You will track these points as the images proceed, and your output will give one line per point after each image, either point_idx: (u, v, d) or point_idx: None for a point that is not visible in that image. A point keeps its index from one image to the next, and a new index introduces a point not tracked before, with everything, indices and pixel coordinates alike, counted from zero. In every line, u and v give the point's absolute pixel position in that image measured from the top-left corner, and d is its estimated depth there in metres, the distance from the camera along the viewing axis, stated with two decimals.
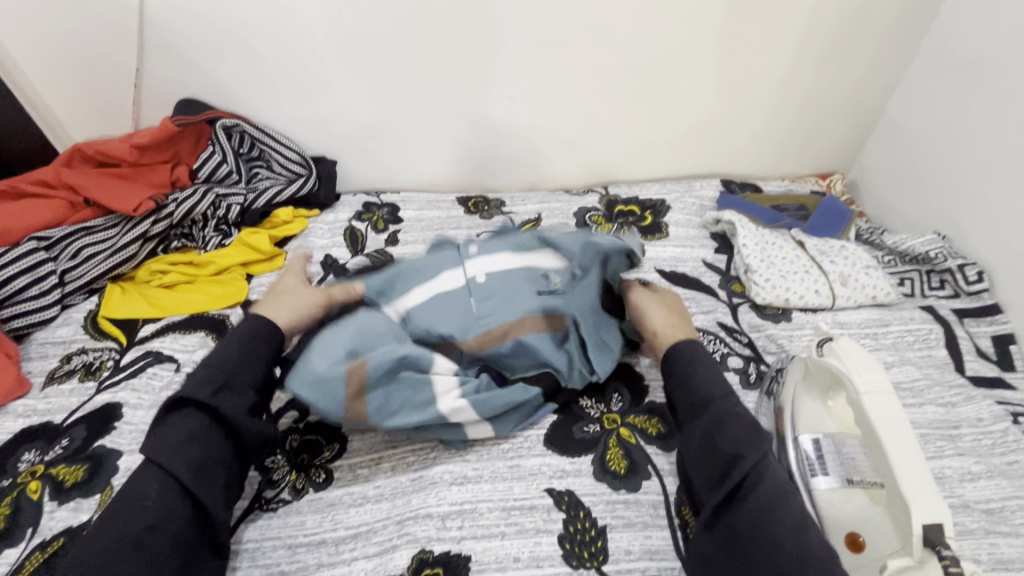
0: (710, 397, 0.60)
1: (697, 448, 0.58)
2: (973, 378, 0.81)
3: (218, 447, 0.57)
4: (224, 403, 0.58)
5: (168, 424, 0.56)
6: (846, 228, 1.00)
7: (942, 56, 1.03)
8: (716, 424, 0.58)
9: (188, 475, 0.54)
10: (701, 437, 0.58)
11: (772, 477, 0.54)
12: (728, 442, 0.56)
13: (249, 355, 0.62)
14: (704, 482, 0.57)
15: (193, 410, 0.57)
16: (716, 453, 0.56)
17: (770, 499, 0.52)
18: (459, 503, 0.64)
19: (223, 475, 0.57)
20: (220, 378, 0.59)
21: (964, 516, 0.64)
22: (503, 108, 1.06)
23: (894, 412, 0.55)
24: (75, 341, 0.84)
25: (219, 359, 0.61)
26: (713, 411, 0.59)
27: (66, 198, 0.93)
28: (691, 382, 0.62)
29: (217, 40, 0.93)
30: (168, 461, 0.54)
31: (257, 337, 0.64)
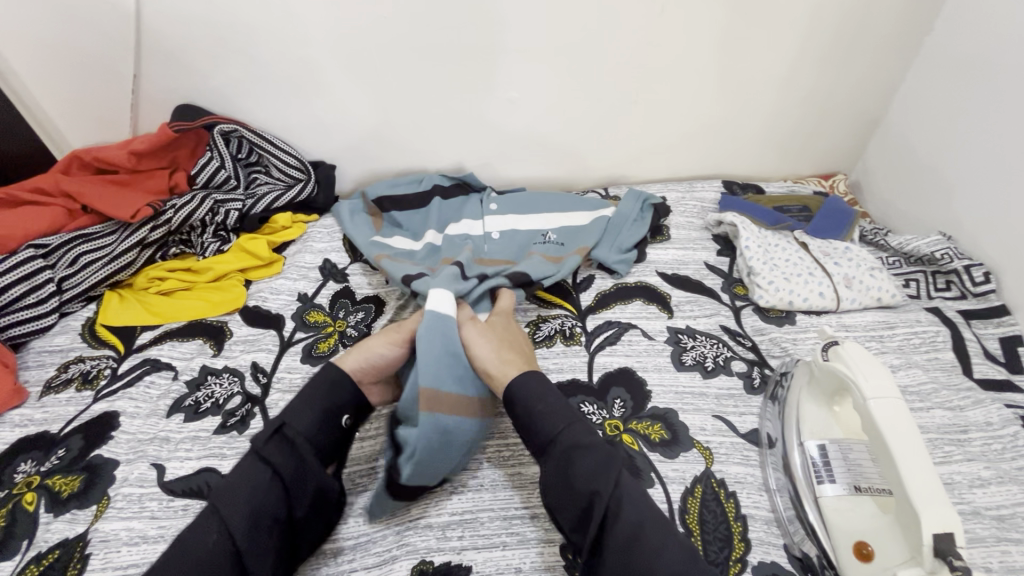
0: (552, 433, 0.58)
1: (557, 488, 0.56)
2: (982, 381, 0.80)
3: (273, 498, 0.54)
4: (275, 454, 0.56)
5: (237, 475, 0.55)
6: (849, 229, 0.98)
7: (945, 55, 1.02)
8: (567, 459, 0.56)
9: (239, 532, 0.52)
10: (558, 476, 0.56)
11: (632, 505, 0.53)
12: (582, 480, 0.55)
13: (310, 398, 0.60)
14: (574, 522, 0.55)
15: (253, 460, 0.56)
16: (574, 491, 0.55)
17: (632, 526, 0.52)
18: (460, 513, 0.63)
19: (271, 536, 0.53)
20: (281, 429, 0.57)
21: (974, 523, 0.62)
22: (502, 111, 1.05)
23: (901, 417, 0.54)
24: (73, 349, 0.83)
25: (285, 406, 0.59)
26: (560, 448, 0.57)
27: (64, 205, 0.93)
28: (534, 417, 0.59)
29: (214, 46, 0.93)
30: (224, 514, 0.52)
31: (329, 383, 0.62)
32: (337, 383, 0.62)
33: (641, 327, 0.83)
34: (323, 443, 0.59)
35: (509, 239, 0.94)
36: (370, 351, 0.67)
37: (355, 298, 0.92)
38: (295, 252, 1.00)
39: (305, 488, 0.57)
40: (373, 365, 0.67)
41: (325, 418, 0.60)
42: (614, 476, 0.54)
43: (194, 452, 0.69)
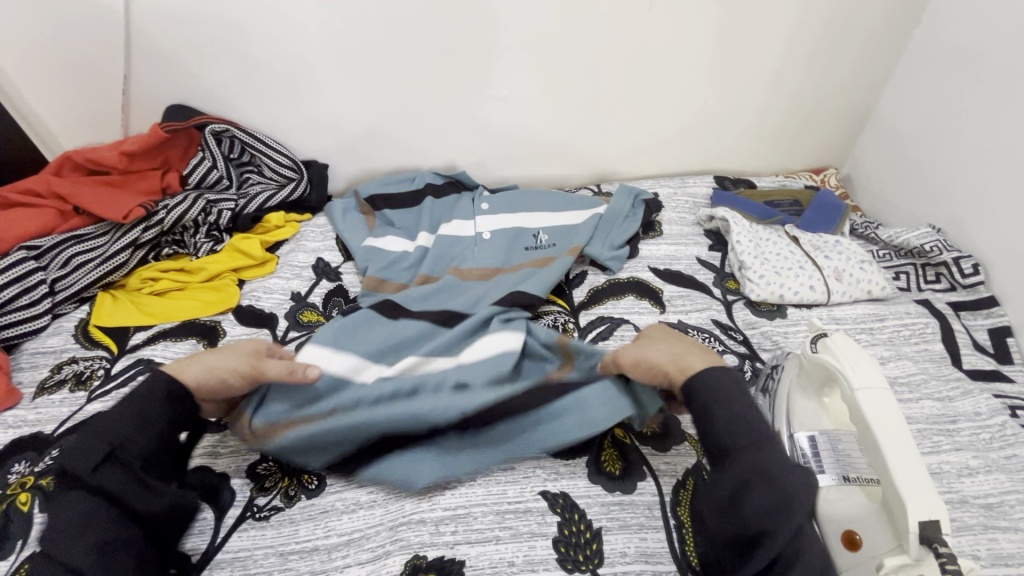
0: (732, 448, 0.55)
1: (725, 504, 0.55)
2: (971, 372, 0.80)
3: (115, 517, 0.53)
4: (109, 477, 0.54)
5: (64, 507, 0.52)
6: (840, 223, 0.99)
7: (932, 48, 1.03)
8: (743, 486, 0.53)
9: (86, 561, 0.49)
10: (729, 498, 0.54)
11: (807, 544, 0.51)
12: (752, 511, 0.52)
13: (137, 420, 0.58)
14: (733, 539, 0.54)
15: (77, 491, 0.53)
16: (747, 517, 0.52)
17: (785, 563, 0.50)
18: (453, 508, 0.63)
19: (130, 552, 0.52)
20: (106, 451, 0.55)
21: (962, 512, 0.63)
22: (493, 109, 1.06)
23: (889, 408, 0.54)
24: (66, 350, 0.83)
25: (102, 429, 0.56)
26: (741, 469, 0.54)
27: (55, 206, 0.93)
28: (715, 429, 0.56)
29: (205, 46, 0.93)
30: (52, 545, 0.50)
31: (151, 402, 0.59)
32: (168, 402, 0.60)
33: (634, 322, 0.83)
34: (161, 461, 0.59)
35: (500, 239, 0.94)
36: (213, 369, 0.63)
37: (349, 296, 0.93)
38: (288, 252, 1.00)
39: (152, 502, 0.56)
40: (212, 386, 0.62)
41: (158, 436, 0.58)
42: (790, 518, 0.51)
43: None
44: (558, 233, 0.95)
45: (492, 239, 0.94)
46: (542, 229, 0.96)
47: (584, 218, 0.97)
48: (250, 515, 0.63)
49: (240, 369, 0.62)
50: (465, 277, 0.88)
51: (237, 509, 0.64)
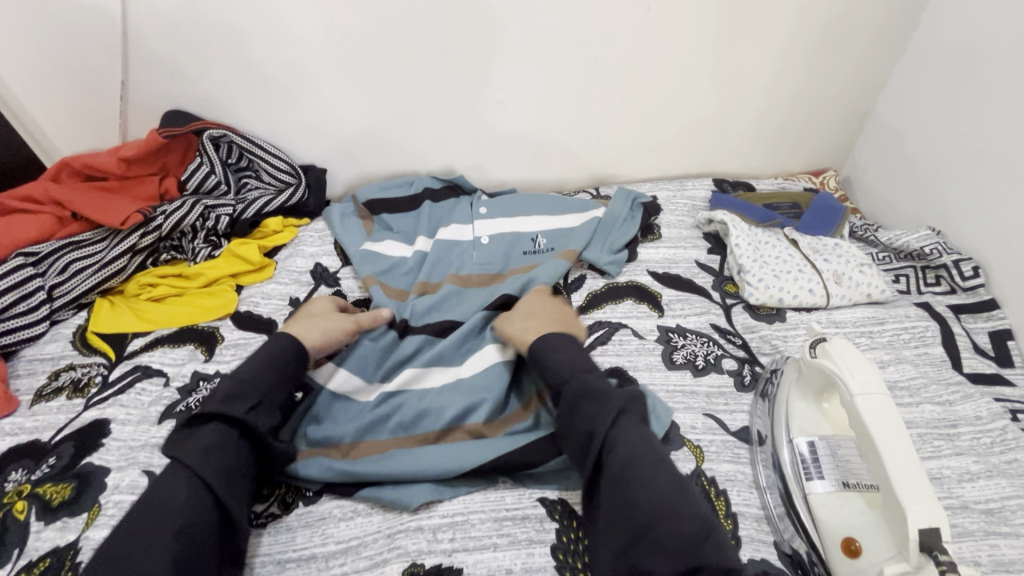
0: (560, 378, 0.61)
1: (565, 423, 0.60)
2: (971, 375, 0.80)
3: (243, 457, 0.58)
4: (258, 420, 0.59)
5: (200, 433, 0.57)
6: (839, 225, 0.99)
7: (931, 50, 1.03)
8: (573, 405, 0.59)
9: (219, 483, 0.54)
10: (565, 420, 0.59)
11: (624, 443, 0.55)
12: (582, 422, 0.57)
13: (278, 369, 0.63)
14: (579, 455, 0.58)
15: (220, 423, 0.58)
16: (577, 428, 0.58)
17: (622, 463, 0.53)
18: (451, 515, 0.63)
19: (241, 488, 0.57)
20: (253, 395, 0.60)
21: (963, 518, 0.62)
22: (492, 113, 1.06)
23: (888, 413, 0.54)
24: (64, 357, 0.83)
25: (249, 374, 0.61)
26: (568, 391, 0.60)
27: (54, 213, 0.93)
28: (546, 365, 0.64)
29: (203, 51, 0.93)
30: (197, 467, 0.54)
31: (285, 355, 0.65)
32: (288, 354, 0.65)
33: (632, 326, 0.83)
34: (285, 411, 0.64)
35: (498, 243, 0.93)
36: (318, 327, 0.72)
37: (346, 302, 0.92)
38: (286, 257, 1.00)
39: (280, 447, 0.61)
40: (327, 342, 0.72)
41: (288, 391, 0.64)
42: (610, 419, 0.56)
43: None
44: (556, 237, 0.95)
45: (490, 244, 0.93)
46: (541, 234, 0.95)
47: (582, 223, 0.97)
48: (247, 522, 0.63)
49: (346, 327, 0.74)
50: (465, 284, 0.89)
51: None
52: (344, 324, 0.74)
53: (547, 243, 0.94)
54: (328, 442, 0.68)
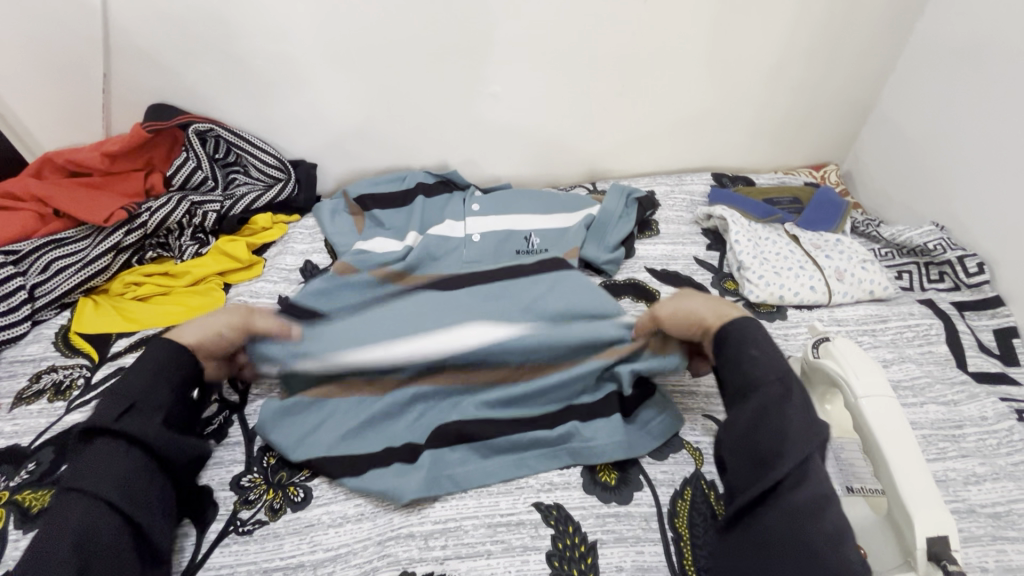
0: (761, 382, 0.57)
1: (742, 432, 0.56)
2: (975, 375, 0.78)
3: (139, 463, 0.55)
4: (133, 424, 0.56)
5: (88, 450, 0.54)
6: (841, 221, 0.97)
7: (934, 42, 1.01)
8: (762, 415, 0.55)
9: (110, 492, 0.52)
10: (748, 426, 0.55)
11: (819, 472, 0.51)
12: (772, 436, 0.53)
13: (150, 374, 0.60)
14: (747, 474, 0.54)
15: (100, 440, 0.55)
16: (761, 443, 0.54)
17: (817, 496, 0.50)
18: (443, 521, 0.61)
19: (147, 493, 0.55)
20: (124, 401, 0.57)
21: (969, 522, 0.60)
22: (486, 106, 1.03)
23: (894, 416, 0.52)
24: (46, 358, 0.81)
25: (122, 385, 0.59)
26: (759, 401, 0.56)
27: (35, 210, 0.90)
28: (739, 364, 0.59)
29: (187, 44, 0.90)
30: (83, 485, 0.52)
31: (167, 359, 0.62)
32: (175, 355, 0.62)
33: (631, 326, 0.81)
34: (178, 412, 0.61)
35: (489, 241, 0.91)
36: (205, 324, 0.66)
37: None
38: (276, 254, 0.98)
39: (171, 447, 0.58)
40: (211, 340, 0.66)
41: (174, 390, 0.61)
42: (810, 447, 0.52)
43: None
44: (551, 237, 0.92)
45: (482, 242, 0.91)
46: (534, 233, 0.93)
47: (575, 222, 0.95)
48: (232, 530, 0.61)
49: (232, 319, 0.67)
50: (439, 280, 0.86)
51: (219, 524, 0.61)
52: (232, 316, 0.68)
53: (540, 242, 0.92)
54: (324, 426, 0.67)
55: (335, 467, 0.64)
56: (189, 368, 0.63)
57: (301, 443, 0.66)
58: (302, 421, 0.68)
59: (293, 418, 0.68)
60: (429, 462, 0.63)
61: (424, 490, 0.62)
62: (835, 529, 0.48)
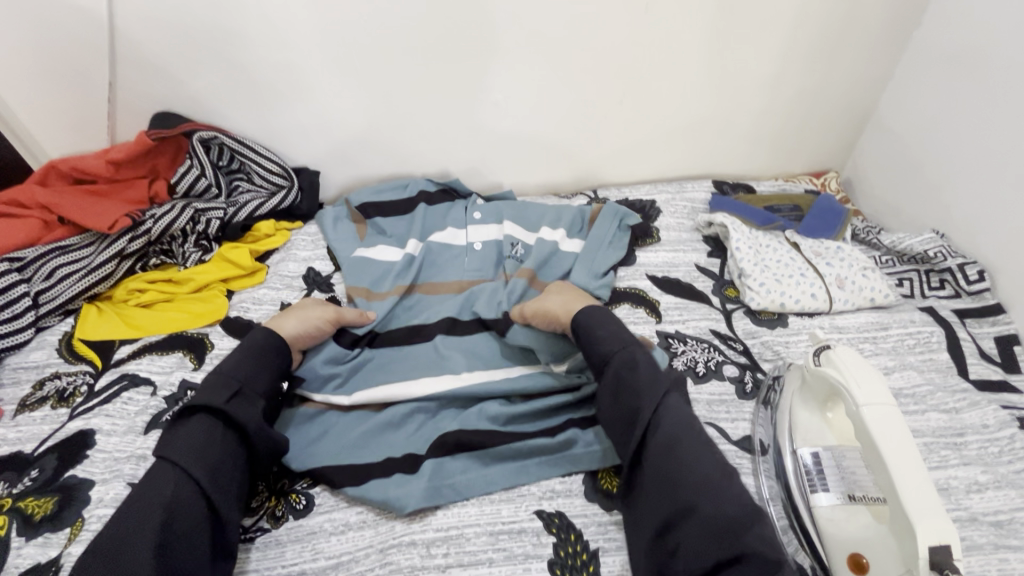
0: (607, 353, 0.65)
1: (610, 398, 0.63)
2: (977, 382, 0.78)
3: (230, 449, 0.58)
4: (241, 408, 0.60)
5: (189, 426, 0.58)
6: (841, 227, 0.97)
7: (933, 50, 1.01)
8: (619, 377, 0.63)
9: (203, 474, 0.55)
10: (610, 392, 0.63)
11: (669, 418, 0.59)
12: (629, 394, 0.61)
13: (255, 362, 0.65)
14: (622, 430, 0.61)
15: (204, 416, 0.59)
16: (623, 402, 0.61)
17: (669, 437, 0.57)
18: (445, 529, 0.61)
19: (234, 480, 0.58)
20: (234, 386, 0.61)
21: (971, 531, 0.60)
22: (488, 113, 1.04)
23: (895, 425, 0.52)
24: (49, 365, 0.81)
25: (231, 368, 0.63)
26: (615, 367, 0.64)
27: (40, 217, 0.91)
28: (590, 341, 0.67)
29: (192, 52, 0.91)
30: (184, 460, 0.55)
31: (266, 351, 0.67)
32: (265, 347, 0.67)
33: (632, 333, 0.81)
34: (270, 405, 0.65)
35: (490, 250, 0.92)
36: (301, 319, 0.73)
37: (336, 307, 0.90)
38: (278, 261, 0.99)
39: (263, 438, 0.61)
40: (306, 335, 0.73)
41: (272, 379, 0.66)
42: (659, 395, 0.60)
43: None
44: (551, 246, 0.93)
45: (483, 251, 0.92)
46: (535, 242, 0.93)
47: (572, 237, 0.95)
48: None
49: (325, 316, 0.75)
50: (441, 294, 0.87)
51: None
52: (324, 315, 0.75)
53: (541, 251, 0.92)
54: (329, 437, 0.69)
55: (336, 475, 0.64)
56: (284, 359, 0.69)
57: (303, 451, 0.67)
58: (308, 430, 0.69)
59: (298, 428, 0.70)
60: (429, 471, 0.64)
61: (426, 500, 0.62)
62: (689, 463, 0.55)
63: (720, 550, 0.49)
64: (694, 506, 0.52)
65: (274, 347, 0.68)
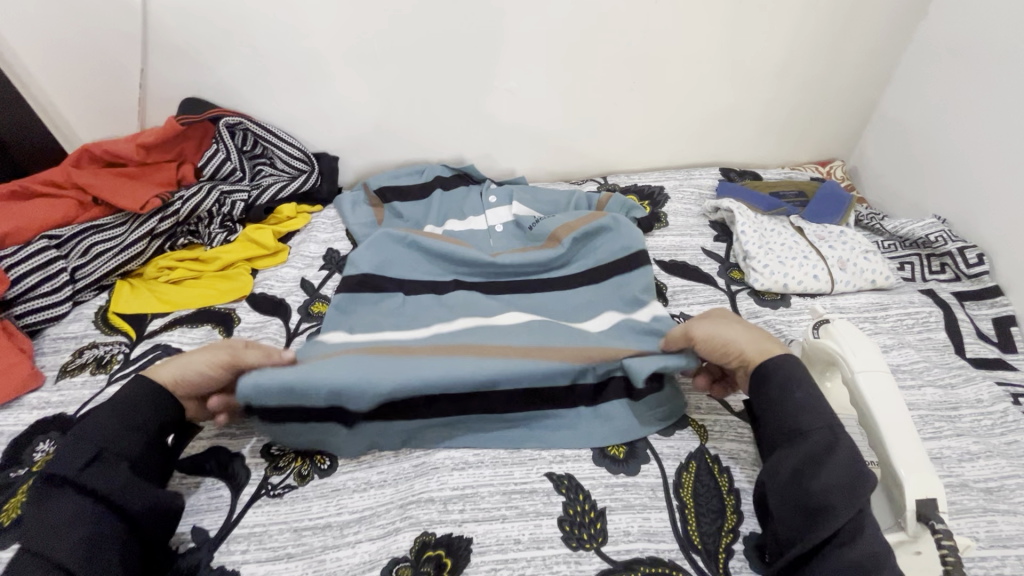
0: (808, 429, 0.55)
1: (788, 485, 0.54)
2: (973, 360, 0.80)
3: (103, 522, 0.53)
4: (94, 479, 0.54)
5: (63, 501, 0.52)
6: (846, 214, 0.99)
7: (938, 42, 1.03)
8: (812, 465, 0.53)
9: (70, 556, 0.49)
10: (797, 474, 0.54)
11: (869, 535, 0.49)
12: (821, 488, 0.52)
13: (125, 420, 0.59)
14: (789, 524, 0.53)
15: (68, 491, 0.53)
16: (807, 496, 0.52)
17: (867, 556, 0.48)
18: (461, 487, 0.65)
19: (116, 553, 0.52)
20: (89, 453, 0.55)
21: (961, 495, 0.63)
22: (502, 101, 1.07)
23: (888, 392, 0.55)
24: (87, 336, 0.86)
25: (90, 431, 0.57)
26: (807, 448, 0.54)
27: (76, 197, 0.96)
28: (782, 409, 0.57)
29: (219, 41, 0.95)
30: (50, 550, 0.49)
31: (136, 405, 0.60)
32: (140, 402, 0.61)
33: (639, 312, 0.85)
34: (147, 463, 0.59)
35: (511, 231, 0.98)
36: (183, 365, 0.64)
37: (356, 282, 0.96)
38: (300, 242, 1.03)
39: (137, 497, 0.55)
40: (186, 381, 0.64)
41: (139, 439, 0.59)
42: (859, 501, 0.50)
43: (204, 430, 0.72)
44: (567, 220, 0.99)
45: (505, 232, 0.98)
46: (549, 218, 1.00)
47: None
48: (264, 492, 0.65)
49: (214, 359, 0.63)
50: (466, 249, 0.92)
51: (251, 487, 0.66)
52: (214, 357, 0.64)
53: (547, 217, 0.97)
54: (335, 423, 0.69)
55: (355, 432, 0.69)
56: (160, 408, 0.61)
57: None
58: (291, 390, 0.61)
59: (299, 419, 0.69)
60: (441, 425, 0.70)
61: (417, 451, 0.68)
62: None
63: None
64: None
65: (155, 394, 0.62)
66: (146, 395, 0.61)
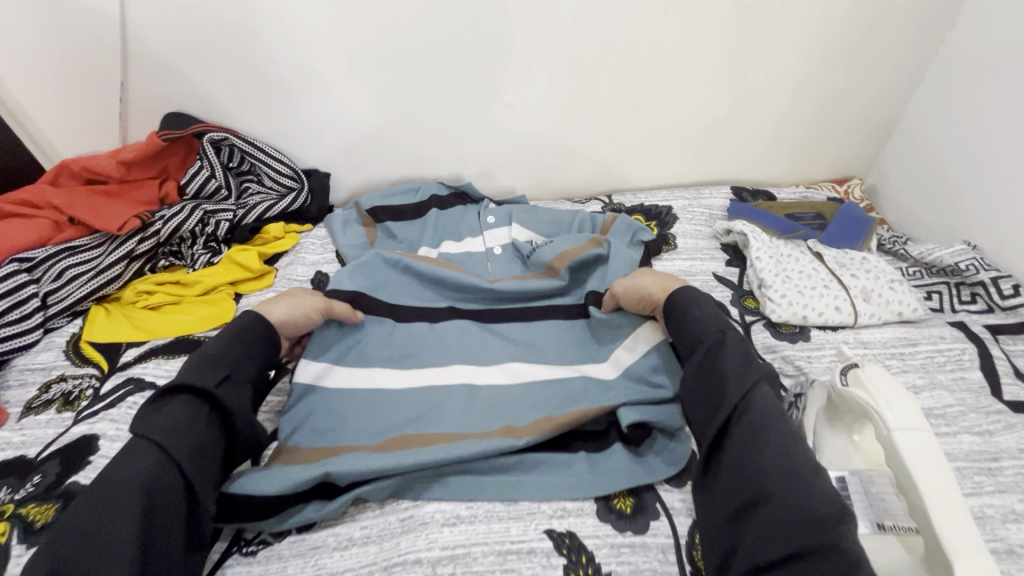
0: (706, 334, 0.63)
1: (697, 381, 0.61)
2: (1013, 403, 0.74)
3: (213, 437, 0.57)
4: (229, 395, 0.59)
5: (190, 408, 0.56)
6: (867, 238, 0.93)
7: (965, 55, 0.98)
8: (714, 359, 0.60)
9: (189, 459, 0.54)
10: (702, 369, 0.61)
11: (761, 407, 0.55)
12: (723, 373, 0.59)
13: (243, 345, 0.64)
14: (702, 417, 0.59)
15: (191, 396, 0.57)
16: (712, 386, 0.59)
17: (759, 423, 0.54)
18: (451, 547, 0.59)
19: (213, 467, 0.57)
20: (226, 368, 0.60)
21: (1009, 564, 0.57)
22: (501, 116, 1.02)
23: (930, 454, 0.49)
24: (56, 368, 0.80)
25: (219, 352, 0.61)
26: (709, 346, 0.62)
27: (51, 217, 0.91)
28: (690, 322, 0.66)
29: (204, 54, 0.91)
30: (173, 442, 0.53)
31: (251, 334, 0.65)
32: (254, 332, 0.65)
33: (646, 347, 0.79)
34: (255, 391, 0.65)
35: (510, 254, 0.93)
36: (291, 304, 0.71)
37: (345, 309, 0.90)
38: (287, 264, 0.98)
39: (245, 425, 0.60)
40: (293, 320, 0.70)
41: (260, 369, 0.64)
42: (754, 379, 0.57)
43: None
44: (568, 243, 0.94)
45: (503, 255, 0.93)
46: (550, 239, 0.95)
47: None
48: (236, 549, 0.60)
49: (315, 304, 0.72)
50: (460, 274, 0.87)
51: (223, 544, 0.60)
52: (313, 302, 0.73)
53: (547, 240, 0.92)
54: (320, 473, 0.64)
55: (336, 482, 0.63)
56: (269, 345, 0.66)
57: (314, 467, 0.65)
58: (283, 473, 0.62)
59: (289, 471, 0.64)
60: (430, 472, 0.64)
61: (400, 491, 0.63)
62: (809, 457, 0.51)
63: (797, 543, 0.46)
64: (775, 496, 0.49)
65: (262, 336, 0.66)
66: (263, 330, 0.66)
